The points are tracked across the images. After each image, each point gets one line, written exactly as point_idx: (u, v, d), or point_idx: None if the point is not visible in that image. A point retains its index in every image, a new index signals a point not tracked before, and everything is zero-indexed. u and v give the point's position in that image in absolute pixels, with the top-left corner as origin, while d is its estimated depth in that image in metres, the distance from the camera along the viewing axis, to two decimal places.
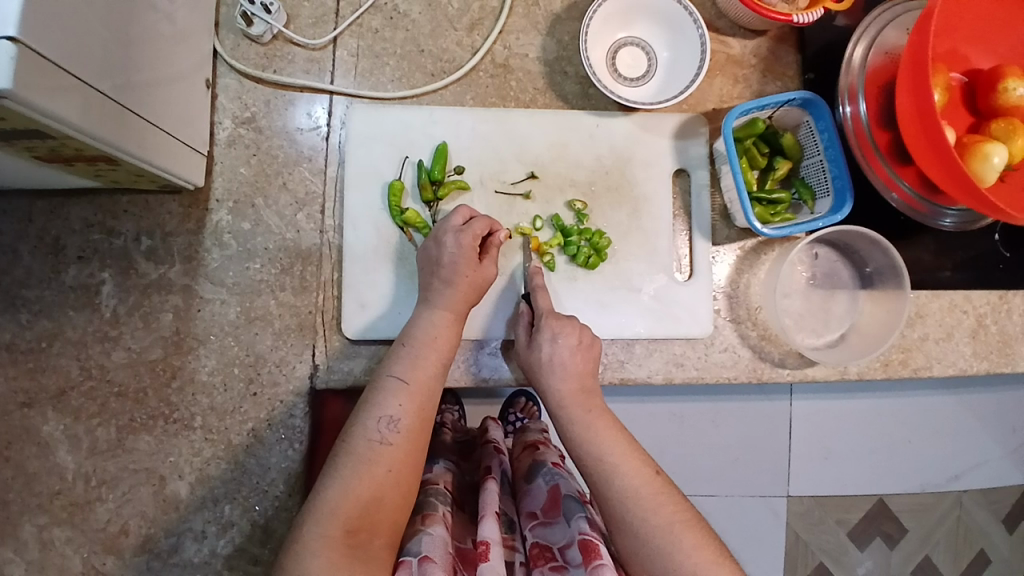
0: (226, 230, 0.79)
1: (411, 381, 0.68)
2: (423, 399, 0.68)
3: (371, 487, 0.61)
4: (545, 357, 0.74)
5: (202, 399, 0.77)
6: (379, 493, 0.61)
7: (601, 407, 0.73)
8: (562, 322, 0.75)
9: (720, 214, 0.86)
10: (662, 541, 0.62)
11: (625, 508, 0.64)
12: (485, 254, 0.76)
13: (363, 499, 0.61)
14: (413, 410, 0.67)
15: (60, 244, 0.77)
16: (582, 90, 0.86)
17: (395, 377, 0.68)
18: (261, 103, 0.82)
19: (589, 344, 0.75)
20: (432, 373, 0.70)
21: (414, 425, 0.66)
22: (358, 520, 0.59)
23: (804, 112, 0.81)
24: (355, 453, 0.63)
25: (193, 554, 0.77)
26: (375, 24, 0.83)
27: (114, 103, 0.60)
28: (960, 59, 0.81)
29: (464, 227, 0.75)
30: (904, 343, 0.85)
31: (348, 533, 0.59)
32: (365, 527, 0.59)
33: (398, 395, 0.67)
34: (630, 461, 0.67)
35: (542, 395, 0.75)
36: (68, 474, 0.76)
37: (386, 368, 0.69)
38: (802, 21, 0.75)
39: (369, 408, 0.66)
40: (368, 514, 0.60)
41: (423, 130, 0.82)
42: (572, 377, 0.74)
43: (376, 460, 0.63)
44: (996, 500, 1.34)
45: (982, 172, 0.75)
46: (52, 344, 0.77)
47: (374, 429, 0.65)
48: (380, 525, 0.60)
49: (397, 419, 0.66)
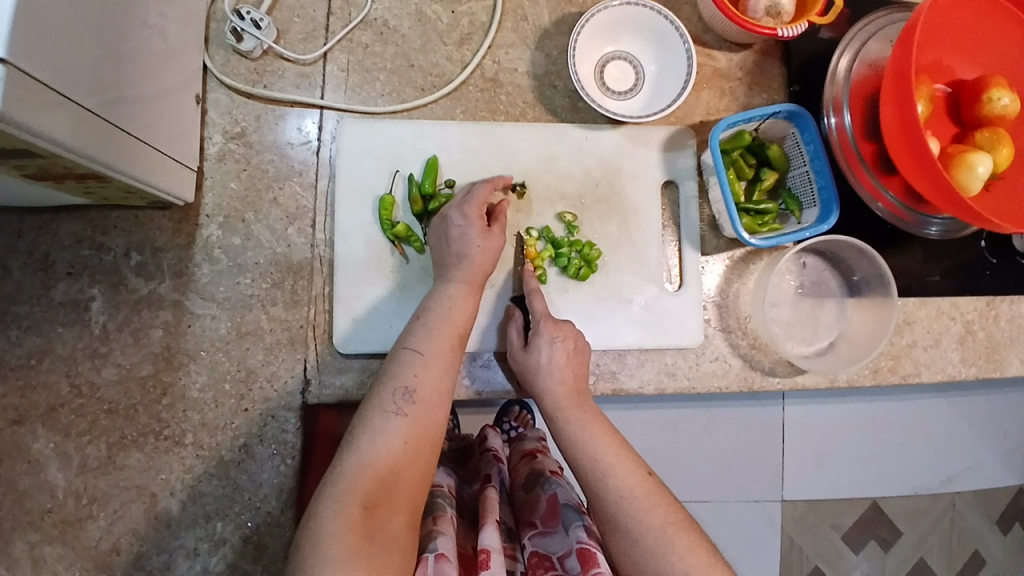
0: (216, 244, 0.79)
1: (426, 353, 0.68)
2: (439, 371, 0.68)
3: (388, 460, 0.61)
4: (543, 361, 0.74)
5: (193, 415, 0.77)
6: (395, 466, 0.61)
7: (596, 410, 0.73)
8: (560, 328, 0.76)
9: (709, 224, 0.86)
10: (657, 541, 0.62)
11: (621, 510, 0.64)
12: (493, 222, 0.78)
13: (381, 474, 0.59)
14: (429, 381, 0.66)
15: (49, 261, 0.77)
16: (571, 104, 0.87)
17: (410, 350, 0.68)
18: (252, 117, 0.82)
19: (578, 348, 0.77)
20: (447, 345, 0.70)
21: (430, 397, 0.66)
22: (375, 493, 0.58)
23: (789, 123, 0.82)
24: (371, 427, 0.63)
25: (184, 571, 0.76)
26: (365, 38, 0.84)
27: (102, 119, 0.60)
28: (943, 70, 0.83)
29: (468, 196, 0.77)
30: (893, 351, 0.86)
31: (366, 509, 0.57)
32: (383, 503, 0.58)
33: (413, 366, 0.67)
34: (624, 461, 0.68)
35: (538, 399, 0.75)
36: (58, 492, 0.75)
37: (401, 342, 0.70)
38: (787, 35, 0.76)
39: (386, 380, 0.66)
40: (385, 489, 0.59)
41: (413, 143, 0.83)
42: (563, 382, 0.74)
43: (393, 433, 0.62)
44: (989, 503, 1.35)
45: (966, 182, 0.76)
46: (41, 361, 0.76)
47: (391, 402, 0.65)
48: (398, 501, 0.59)
49: (413, 390, 0.65)
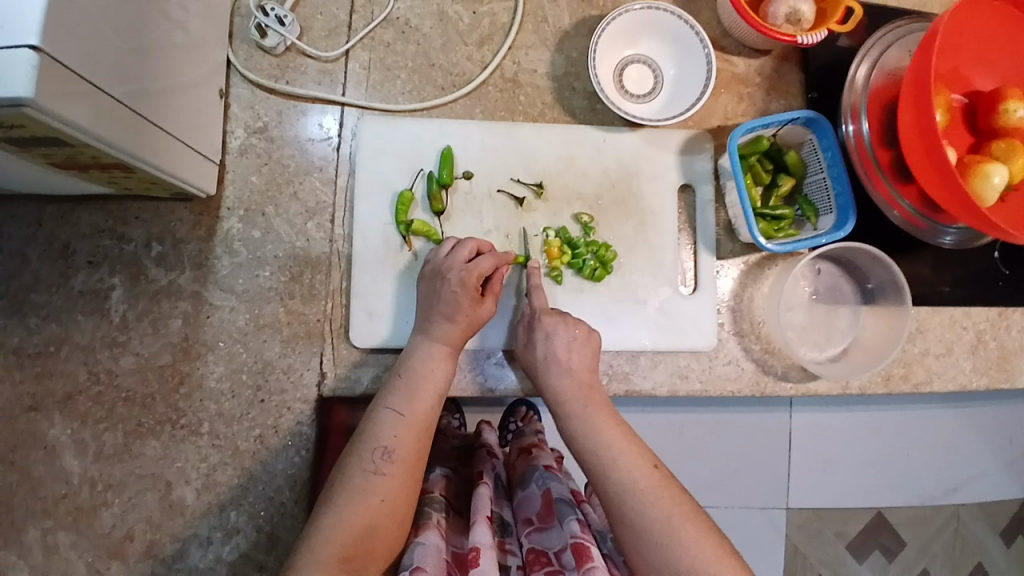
0: (236, 237, 0.80)
1: (407, 414, 0.71)
2: (418, 430, 0.71)
3: (367, 514, 0.64)
4: (541, 354, 0.75)
5: (209, 406, 0.78)
6: (373, 523, 0.64)
7: (602, 402, 0.74)
8: (557, 318, 0.76)
9: (724, 228, 0.87)
10: (661, 533, 0.62)
11: (623, 502, 0.65)
12: (488, 292, 0.78)
13: (359, 526, 0.63)
14: (408, 441, 0.69)
15: (70, 249, 0.78)
16: (590, 105, 0.87)
17: (390, 410, 0.71)
18: (273, 113, 0.83)
19: (585, 338, 0.77)
20: (429, 404, 0.72)
21: (409, 456, 0.69)
22: (352, 547, 0.63)
23: (807, 129, 0.82)
24: (350, 484, 0.66)
25: (197, 560, 0.76)
26: (387, 36, 0.85)
27: (128, 109, 0.61)
28: (960, 79, 0.82)
29: (470, 264, 0.76)
30: (906, 358, 0.86)
31: (343, 560, 0.62)
32: (359, 555, 0.63)
33: (393, 426, 0.70)
34: (629, 452, 0.68)
35: (542, 390, 0.76)
36: (73, 479, 0.76)
37: (381, 401, 0.72)
38: (806, 42, 0.77)
39: (365, 439, 0.69)
40: (361, 543, 0.63)
41: (432, 142, 0.83)
42: (570, 374, 0.75)
43: (371, 490, 0.66)
44: (994, 514, 1.34)
45: (982, 191, 0.76)
46: (60, 349, 0.77)
47: (369, 460, 0.68)
48: (374, 552, 0.64)
49: (392, 449, 0.68)
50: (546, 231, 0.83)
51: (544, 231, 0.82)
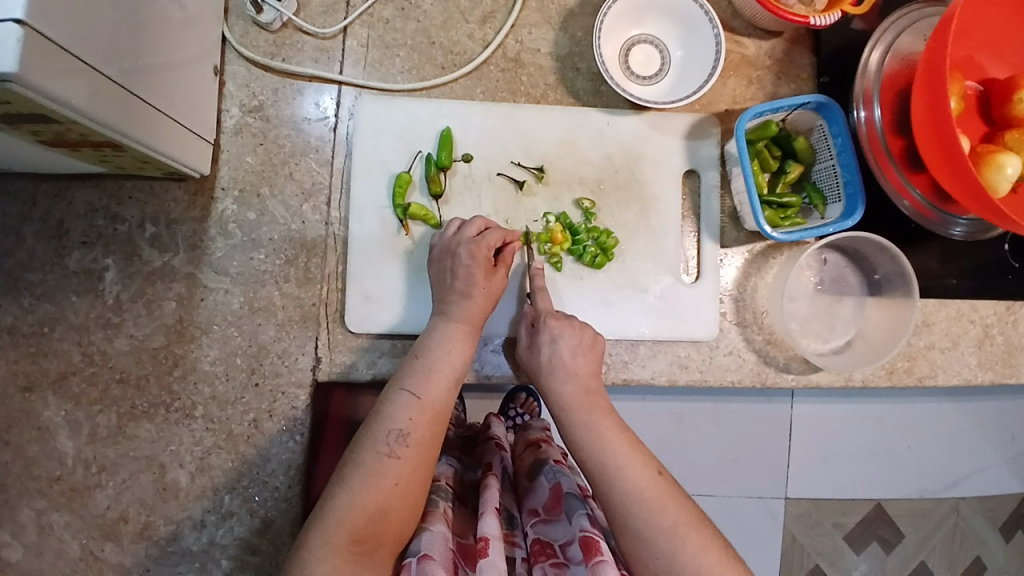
0: (230, 218, 0.79)
1: (423, 396, 0.70)
2: (434, 414, 0.70)
3: (378, 497, 0.64)
4: (546, 360, 0.74)
5: (204, 388, 0.77)
6: (385, 505, 0.64)
7: (607, 409, 0.72)
8: (563, 322, 0.75)
9: (729, 216, 0.85)
10: (668, 543, 0.62)
11: (629, 511, 0.64)
12: (499, 264, 0.76)
13: (369, 509, 0.63)
14: (423, 424, 0.69)
15: (64, 228, 0.77)
16: (594, 87, 0.85)
17: (406, 391, 0.70)
18: (269, 90, 0.81)
19: (590, 342, 0.75)
20: (443, 388, 0.71)
21: (423, 439, 0.68)
22: (363, 529, 0.62)
23: (817, 115, 0.80)
24: (363, 464, 0.66)
25: (191, 543, 0.76)
26: (386, 14, 0.82)
27: (121, 87, 0.59)
28: (975, 67, 0.80)
29: (478, 238, 0.75)
30: (910, 352, 0.84)
31: (353, 542, 0.62)
32: (370, 537, 0.62)
33: (408, 408, 0.69)
34: (636, 462, 0.67)
35: (547, 398, 0.74)
36: (67, 459, 0.75)
37: (398, 381, 0.71)
38: (819, 24, 0.75)
39: (380, 420, 0.68)
40: (371, 525, 0.63)
41: (430, 123, 0.81)
42: (575, 379, 0.73)
43: (383, 473, 0.65)
44: (994, 508, 1.34)
45: (995, 182, 0.74)
46: (54, 329, 0.76)
47: (384, 443, 0.67)
48: (384, 536, 0.63)
49: (406, 432, 0.68)
50: (546, 215, 0.81)
51: (545, 215, 0.81)
